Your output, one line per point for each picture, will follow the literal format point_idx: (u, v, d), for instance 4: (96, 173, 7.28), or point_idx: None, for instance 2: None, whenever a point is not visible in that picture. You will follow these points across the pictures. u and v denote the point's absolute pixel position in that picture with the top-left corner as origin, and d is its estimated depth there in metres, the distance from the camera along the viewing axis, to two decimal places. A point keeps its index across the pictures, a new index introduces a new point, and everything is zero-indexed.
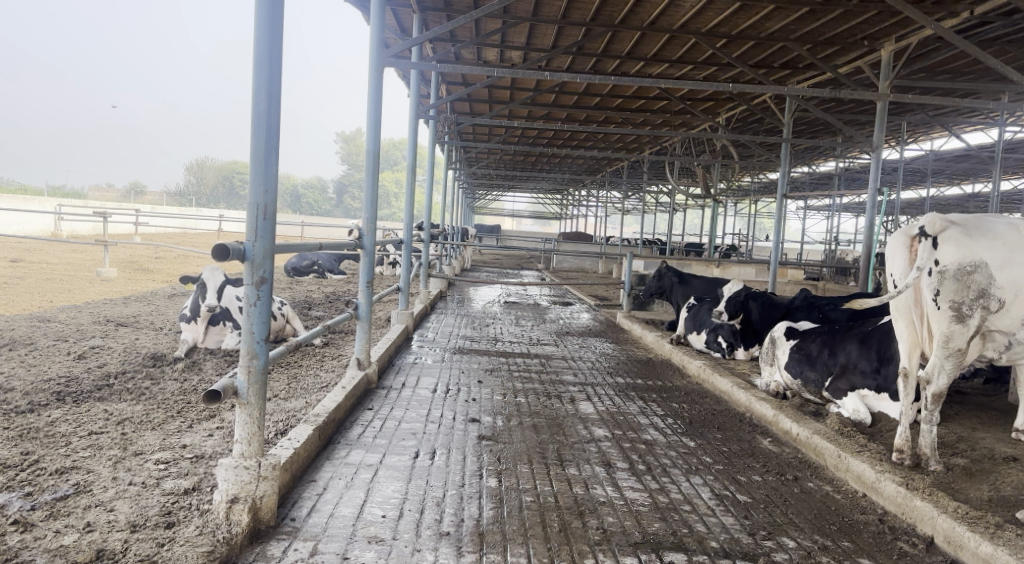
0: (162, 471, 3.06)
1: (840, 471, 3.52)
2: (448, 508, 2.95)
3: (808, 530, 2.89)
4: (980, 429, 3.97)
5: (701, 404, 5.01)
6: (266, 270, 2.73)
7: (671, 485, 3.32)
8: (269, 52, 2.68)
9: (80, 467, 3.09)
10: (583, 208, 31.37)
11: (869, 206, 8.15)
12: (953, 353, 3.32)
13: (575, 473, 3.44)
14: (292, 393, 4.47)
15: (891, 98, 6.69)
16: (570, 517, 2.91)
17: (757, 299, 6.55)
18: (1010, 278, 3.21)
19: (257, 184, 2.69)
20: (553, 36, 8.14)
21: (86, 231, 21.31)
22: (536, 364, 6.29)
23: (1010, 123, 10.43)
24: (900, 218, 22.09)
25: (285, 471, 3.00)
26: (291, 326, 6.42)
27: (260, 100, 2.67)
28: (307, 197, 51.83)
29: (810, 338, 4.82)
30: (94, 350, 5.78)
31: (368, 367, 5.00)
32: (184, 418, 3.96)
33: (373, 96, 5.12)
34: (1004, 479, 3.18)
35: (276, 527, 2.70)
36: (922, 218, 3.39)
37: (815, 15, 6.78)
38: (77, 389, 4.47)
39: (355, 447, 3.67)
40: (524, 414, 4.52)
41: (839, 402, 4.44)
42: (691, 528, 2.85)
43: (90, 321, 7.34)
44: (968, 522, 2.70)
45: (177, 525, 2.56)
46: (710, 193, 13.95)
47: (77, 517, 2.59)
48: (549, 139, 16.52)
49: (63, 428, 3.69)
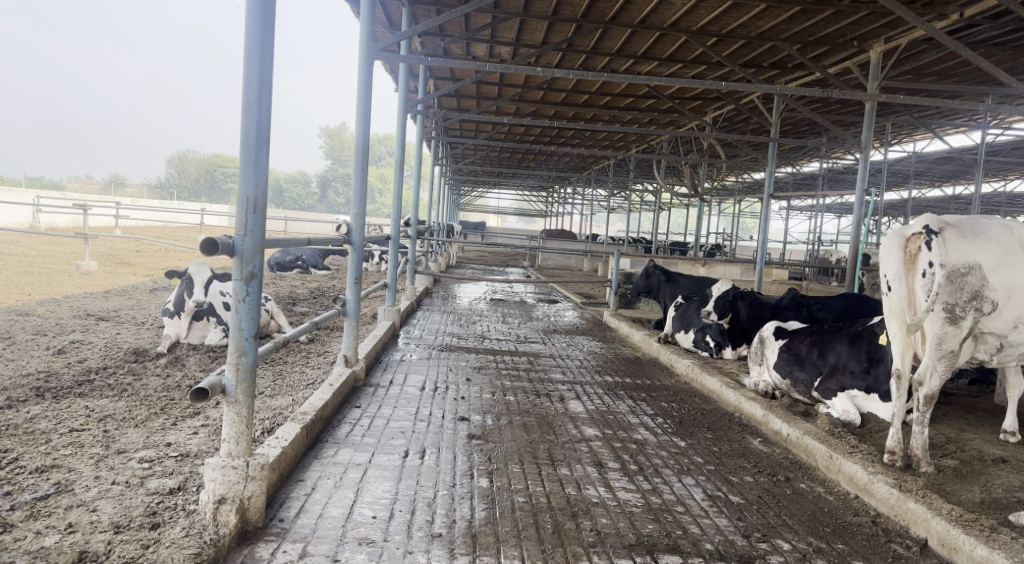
0: (146, 470, 2.98)
1: (831, 473, 3.53)
2: (439, 509, 2.91)
3: (802, 532, 2.89)
4: (968, 430, 4.01)
5: (689, 403, 5.00)
6: (256, 266, 2.67)
7: (663, 486, 3.30)
8: (260, 41, 2.61)
9: (61, 466, 3.01)
10: (569, 205, 31.28)
11: (857, 206, 8.13)
12: (945, 354, 3.35)
13: (567, 473, 3.41)
14: (278, 391, 4.40)
15: (881, 98, 6.73)
16: (563, 518, 2.88)
17: (745, 299, 6.60)
18: (1004, 281, 3.24)
19: (247, 176, 2.62)
20: (544, 33, 8.10)
21: (66, 223, 20.99)
22: (524, 362, 6.27)
23: (994, 125, 10.56)
24: (882, 219, 22.23)
25: (272, 471, 2.94)
26: (277, 322, 6.34)
27: (251, 90, 2.61)
28: (290, 192, 51.42)
29: (799, 338, 4.82)
30: (75, 344, 5.67)
31: (355, 364, 4.93)
32: (168, 416, 3.87)
33: (362, 90, 5.04)
34: (995, 481, 3.20)
35: (264, 528, 2.64)
36: (917, 219, 3.41)
37: (806, 15, 6.80)
38: (57, 385, 4.36)
39: (343, 446, 3.61)
40: (514, 413, 4.49)
41: (828, 402, 4.45)
42: (685, 530, 2.83)
43: (70, 315, 7.20)
44: (963, 525, 2.71)
45: (163, 526, 2.49)
46: (698, 192, 13.97)
47: (58, 518, 2.51)
48: (536, 136, 16.48)
49: (43, 425, 3.59)
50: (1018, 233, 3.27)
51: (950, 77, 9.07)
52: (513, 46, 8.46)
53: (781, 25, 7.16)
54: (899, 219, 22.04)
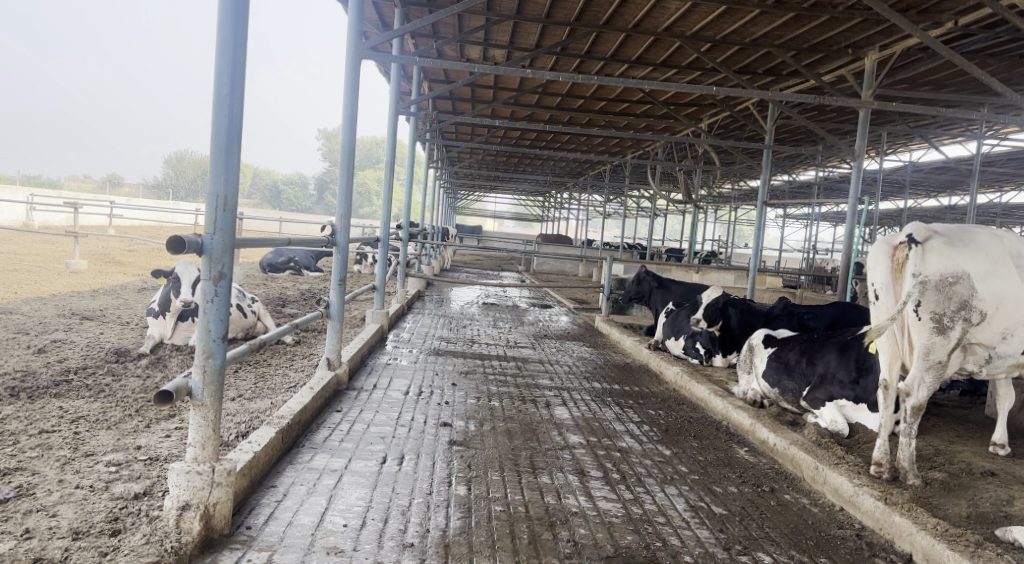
0: (112, 473, 2.89)
1: (816, 484, 3.47)
2: (413, 518, 2.83)
3: (784, 545, 2.82)
4: (958, 441, 3.95)
5: (677, 411, 4.93)
6: (225, 265, 2.60)
7: (645, 495, 3.23)
8: (233, 34, 2.54)
9: (25, 468, 2.92)
10: (566, 211, 31.17)
11: (849, 213, 8.06)
12: (933, 365, 3.30)
13: (547, 481, 3.34)
14: (257, 394, 4.31)
15: (875, 105, 6.67)
16: (540, 528, 2.81)
17: (736, 306, 6.44)
18: (993, 291, 3.20)
19: (217, 173, 2.56)
20: (538, 36, 8.05)
21: (60, 222, 20.90)
22: (512, 367, 6.19)
23: (990, 135, 10.51)
24: (877, 227, 22.11)
25: (242, 477, 2.85)
26: (263, 323, 6.26)
27: (223, 84, 2.54)
28: (286, 193, 51.42)
29: (788, 346, 4.77)
30: (56, 343, 5.57)
31: (338, 368, 4.86)
32: (143, 417, 3.79)
33: (348, 90, 4.98)
34: (982, 494, 3.14)
35: (230, 536, 2.56)
36: (906, 227, 3.36)
37: (800, 21, 6.75)
38: (33, 384, 4.27)
39: (319, 451, 3.53)
40: (496, 419, 4.41)
41: (816, 411, 4.39)
42: (665, 542, 2.76)
43: (55, 314, 7.09)
44: (948, 540, 2.65)
45: (124, 532, 2.41)
46: (693, 199, 13.89)
47: (15, 523, 2.43)
48: (532, 140, 16.43)
49: (13, 426, 3.51)
50: (1009, 244, 3.23)
51: (946, 87, 9.03)
52: (508, 49, 8.42)
53: (775, 31, 7.11)
54: (895, 228, 22.02)
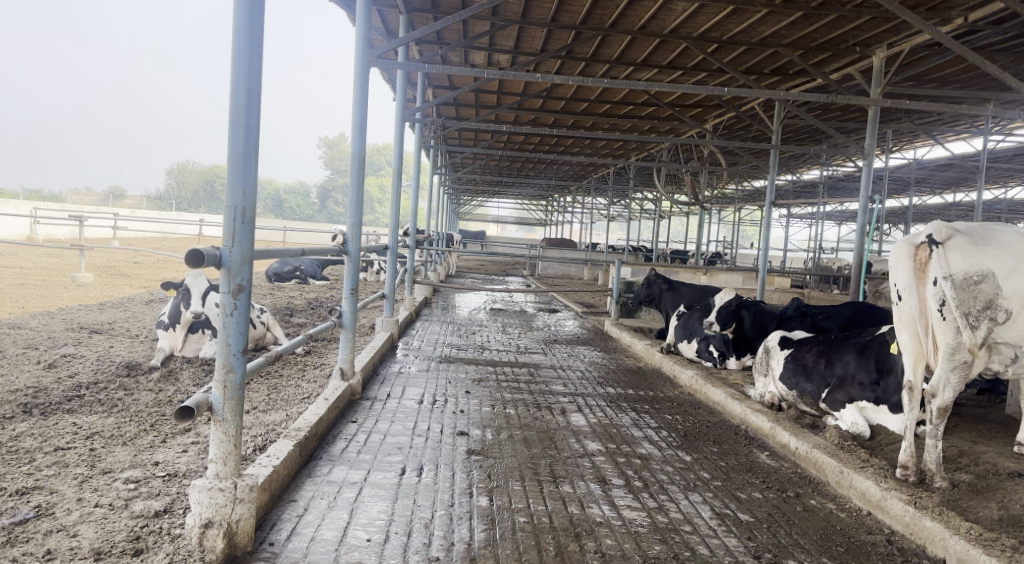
0: (131, 491, 2.86)
1: (841, 488, 3.42)
2: (437, 530, 2.79)
3: (814, 553, 2.77)
4: (981, 442, 3.90)
5: (694, 415, 4.88)
6: (244, 277, 2.57)
7: (670, 503, 3.18)
8: (248, 43, 2.52)
9: (43, 487, 2.89)
10: (569, 215, 31.13)
11: (861, 212, 7.98)
12: (959, 365, 3.25)
13: (570, 490, 3.29)
14: (271, 406, 4.26)
15: (883, 103, 6.65)
16: (566, 539, 2.76)
17: (749, 309, 6.46)
18: (1017, 289, 3.17)
19: (234, 185, 2.53)
20: (542, 41, 8.04)
21: (63, 235, 20.91)
22: (524, 373, 6.15)
23: (997, 131, 10.46)
24: (882, 224, 22.01)
25: (263, 492, 2.82)
26: (272, 334, 6.23)
27: (240, 94, 2.52)
28: (288, 202, 51.48)
29: (805, 348, 4.72)
30: (66, 358, 5.54)
31: (351, 378, 4.81)
32: (158, 432, 3.76)
33: (358, 97, 4.96)
34: (1012, 497, 3.09)
35: (254, 552, 2.53)
36: (927, 227, 3.33)
37: (808, 20, 6.71)
38: (46, 401, 4.24)
39: (338, 463, 3.50)
40: (513, 427, 4.36)
41: (836, 414, 4.34)
42: (694, 551, 2.71)
43: (63, 328, 7.07)
44: (983, 544, 2.60)
45: (146, 552, 2.38)
46: (698, 200, 13.83)
47: (37, 544, 2.40)
48: (535, 144, 16.42)
49: (29, 443, 3.48)
50: None
51: (952, 83, 9.02)
52: (512, 54, 8.42)
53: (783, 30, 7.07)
54: (900, 226, 21.93)
